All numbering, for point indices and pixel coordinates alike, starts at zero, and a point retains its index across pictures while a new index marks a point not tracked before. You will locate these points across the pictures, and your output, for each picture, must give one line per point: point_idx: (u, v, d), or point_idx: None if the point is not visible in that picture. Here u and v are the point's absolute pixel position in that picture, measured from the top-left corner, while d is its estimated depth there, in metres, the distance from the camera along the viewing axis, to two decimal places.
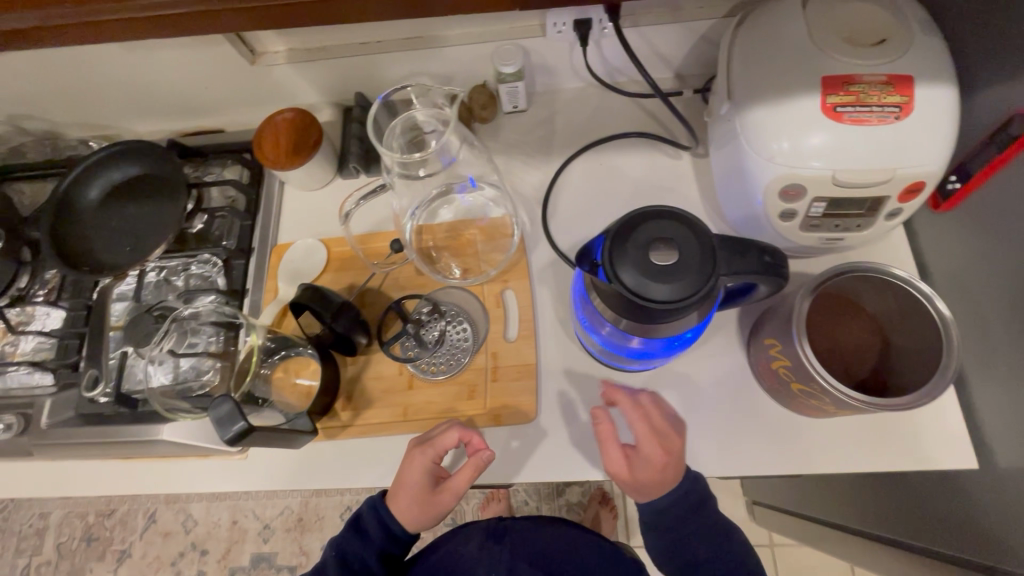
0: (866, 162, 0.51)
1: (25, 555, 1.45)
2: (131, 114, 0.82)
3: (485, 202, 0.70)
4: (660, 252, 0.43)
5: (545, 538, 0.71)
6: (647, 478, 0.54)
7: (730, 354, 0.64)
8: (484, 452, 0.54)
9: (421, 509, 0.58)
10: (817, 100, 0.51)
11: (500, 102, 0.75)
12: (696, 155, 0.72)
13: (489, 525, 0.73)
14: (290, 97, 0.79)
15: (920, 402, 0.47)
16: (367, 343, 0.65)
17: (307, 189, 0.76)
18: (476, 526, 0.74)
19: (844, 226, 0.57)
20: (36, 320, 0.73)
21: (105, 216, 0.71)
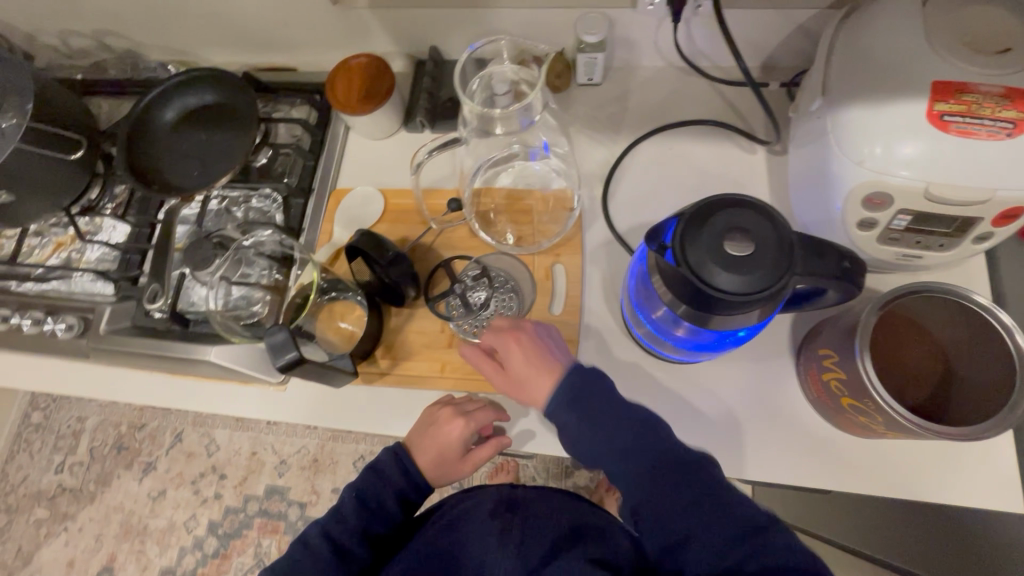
0: (967, 178, 0.48)
1: (60, 452, 1.55)
2: (210, 43, 0.83)
3: (550, 172, 0.69)
4: (735, 241, 0.42)
5: (558, 512, 0.68)
6: (517, 369, 0.55)
7: (777, 359, 0.63)
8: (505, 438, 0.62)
9: (449, 467, 0.63)
10: (924, 106, 0.48)
11: (576, 73, 0.73)
12: (772, 152, 0.69)
13: (501, 493, 0.71)
14: (365, 43, 0.79)
15: (982, 435, 0.45)
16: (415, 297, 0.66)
17: (370, 138, 0.76)
18: (486, 491, 0.73)
19: (925, 243, 0.54)
20: (103, 232, 0.76)
21: (176, 139, 0.73)
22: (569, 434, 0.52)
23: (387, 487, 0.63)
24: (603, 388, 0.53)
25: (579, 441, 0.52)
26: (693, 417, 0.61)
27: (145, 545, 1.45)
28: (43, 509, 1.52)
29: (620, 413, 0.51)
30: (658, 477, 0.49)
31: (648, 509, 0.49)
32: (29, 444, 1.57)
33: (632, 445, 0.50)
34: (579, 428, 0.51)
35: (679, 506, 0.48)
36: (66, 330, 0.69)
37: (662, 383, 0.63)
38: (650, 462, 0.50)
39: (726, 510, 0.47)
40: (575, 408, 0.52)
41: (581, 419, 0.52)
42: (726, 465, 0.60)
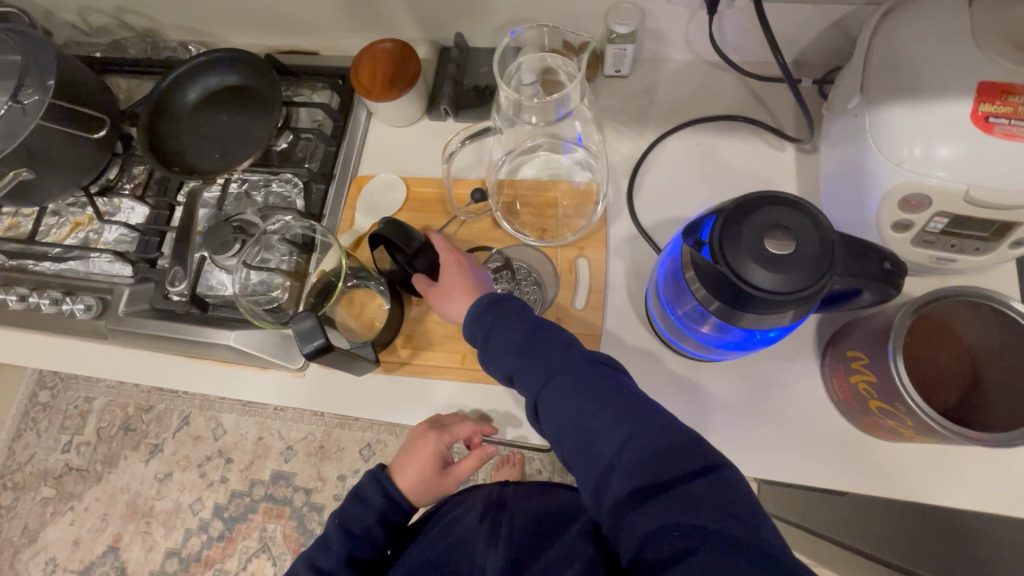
0: (1010, 181, 0.47)
1: (67, 432, 1.55)
2: (232, 24, 0.82)
3: (575, 165, 0.69)
4: (776, 239, 0.41)
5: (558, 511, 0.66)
6: (448, 286, 0.60)
7: (801, 360, 0.62)
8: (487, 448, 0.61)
9: (432, 481, 0.64)
10: (968, 107, 0.47)
11: (604, 64, 0.72)
12: (802, 150, 0.68)
13: (491, 493, 0.70)
14: (390, 28, 0.77)
15: (1016, 442, 0.45)
16: None
17: (392, 125, 0.75)
18: (479, 493, 0.73)
19: (960, 247, 0.54)
20: (121, 213, 0.76)
21: (197, 120, 0.72)
22: (497, 362, 0.53)
23: (370, 513, 0.63)
24: (530, 324, 0.53)
25: (507, 372, 0.53)
26: (715, 417, 0.61)
27: (150, 526, 1.46)
28: (50, 487, 1.52)
29: (543, 342, 0.52)
30: (576, 400, 0.48)
31: (567, 434, 0.48)
32: (36, 422, 1.57)
33: (552, 370, 0.50)
34: (505, 354, 0.52)
35: (595, 427, 0.46)
36: (84, 310, 0.69)
37: (684, 381, 0.62)
38: (572, 387, 0.48)
39: (641, 432, 0.45)
40: (497, 332, 0.53)
41: (504, 346, 0.53)
42: (749, 465, 0.59)
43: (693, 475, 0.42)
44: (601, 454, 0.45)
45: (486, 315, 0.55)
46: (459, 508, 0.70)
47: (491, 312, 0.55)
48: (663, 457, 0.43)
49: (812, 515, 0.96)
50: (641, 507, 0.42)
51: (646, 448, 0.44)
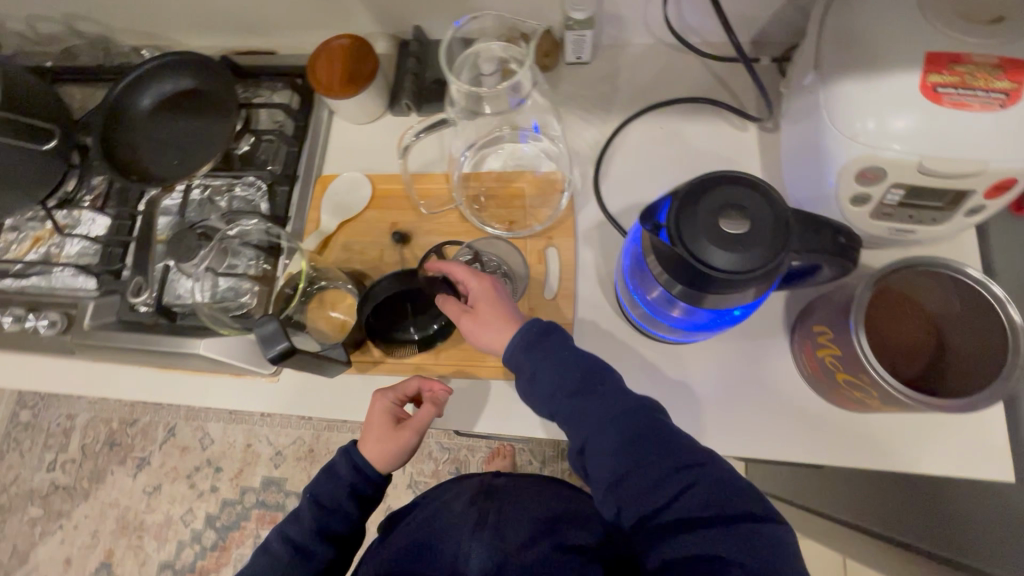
0: (960, 150, 0.47)
1: (51, 450, 1.53)
2: (185, 26, 0.80)
3: (540, 154, 0.69)
4: (731, 218, 0.41)
5: (544, 501, 0.66)
6: (487, 325, 0.56)
7: (771, 337, 0.63)
8: (440, 390, 0.59)
9: (384, 442, 0.60)
10: (918, 78, 0.48)
11: (564, 52, 0.72)
12: (764, 129, 0.68)
13: (482, 483, 0.71)
14: (347, 24, 0.76)
15: (975, 406, 0.45)
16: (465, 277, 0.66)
17: (355, 122, 0.74)
18: (469, 482, 0.73)
19: (918, 217, 0.54)
20: (82, 225, 0.74)
21: (153, 127, 0.71)
22: (544, 399, 0.52)
23: (338, 485, 0.60)
24: (582, 362, 0.51)
25: (553, 409, 0.51)
26: (688, 397, 0.62)
27: (142, 540, 1.45)
28: (37, 507, 1.50)
29: (599, 384, 0.51)
30: (630, 444, 0.47)
31: (615, 473, 0.47)
32: (18, 443, 1.55)
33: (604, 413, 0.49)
34: (554, 392, 0.51)
35: (647, 469, 0.46)
36: (48, 326, 0.67)
37: (657, 364, 0.63)
38: (629, 432, 0.48)
39: (698, 477, 0.45)
40: (544, 369, 0.51)
41: (552, 384, 0.51)
42: (724, 444, 0.60)
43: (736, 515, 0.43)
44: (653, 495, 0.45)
45: (535, 350, 0.52)
46: (447, 497, 0.70)
47: (540, 348, 0.52)
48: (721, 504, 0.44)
49: (796, 487, 0.98)
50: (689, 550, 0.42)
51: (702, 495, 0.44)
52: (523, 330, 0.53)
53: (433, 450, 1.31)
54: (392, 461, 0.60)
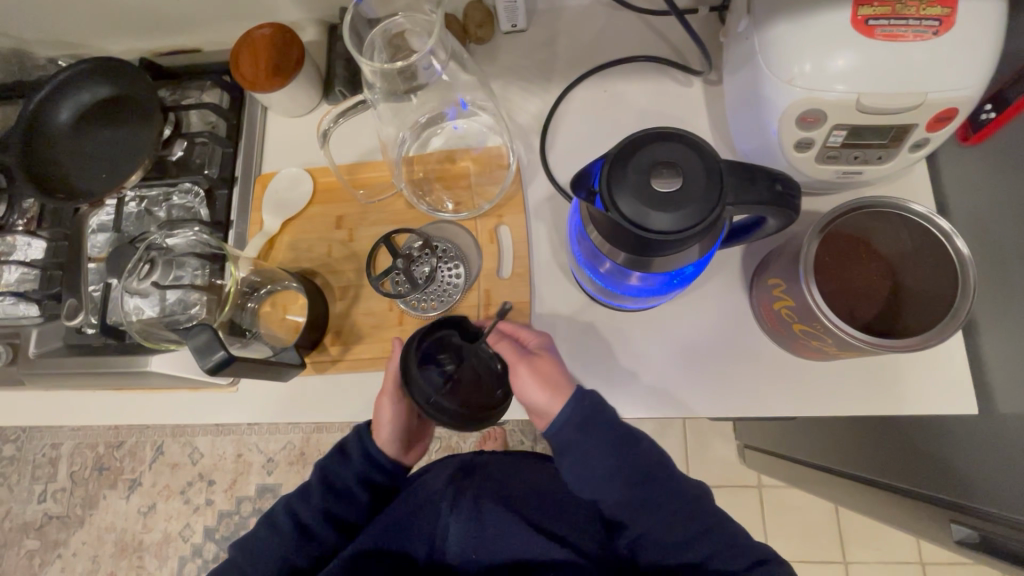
0: (895, 84, 0.46)
1: (40, 482, 1.51)
2: (101, 30, 0.76)
3: (480, 130, 0.66)
4: (664, 176, 0.40)
5: (524, 480, 0.66)
6: (535, 383, 0.52)
7: (731, 294, 0.62)
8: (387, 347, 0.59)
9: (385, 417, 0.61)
10: (847, 13, 0.47)
11: (498, 20, 0.69)
12: (708, 82, 0.66)
13: (464, 459, 0.70)
14: (271, 12, 0.72)
15: (927, 343, 0.45)
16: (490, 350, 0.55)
17: (291, 115, 0.71)
18: (452, 458, 0.71)
19: (863, 157, 0.53)
20: (18, 251, 0.71)
21: (76, 140, 0.68)
22: (594, 487, 0.53)
23: (350, 471, 0.61)
24: (631, 439, 0.53)
25: (606, 494, 0.53)
26: (650, 362, 0.61)
27: (144, 560, 1.44)
28: (33, 539, 1.49)
29: (656, 475, 0.54)
30: (675, 521, 0.53)
31: (666, 549, 0.53)
32: (5, 477, 1.52)
33: (660, 500, 0.53)
34: (611, 482, 0.52)
35: (698, 543, 0.53)
36: None
37: (618, 333, 0.62)
38: (662, 496, 0.53)
39: (739, 547, 0.53)
40: (597, 454, 0.52)
41: (604, 474, 0.52)
42: (691, 405, 0.60)
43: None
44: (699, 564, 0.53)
45: (578, 433, 0.51)
46: (428, 472, 0.68)
47: (593, 430, 0.52)
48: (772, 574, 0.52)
49: (778, 438, 0.99)
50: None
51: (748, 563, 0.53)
52: (580, 400, 0.52)
53: None
54: (392, 441, 0.61)
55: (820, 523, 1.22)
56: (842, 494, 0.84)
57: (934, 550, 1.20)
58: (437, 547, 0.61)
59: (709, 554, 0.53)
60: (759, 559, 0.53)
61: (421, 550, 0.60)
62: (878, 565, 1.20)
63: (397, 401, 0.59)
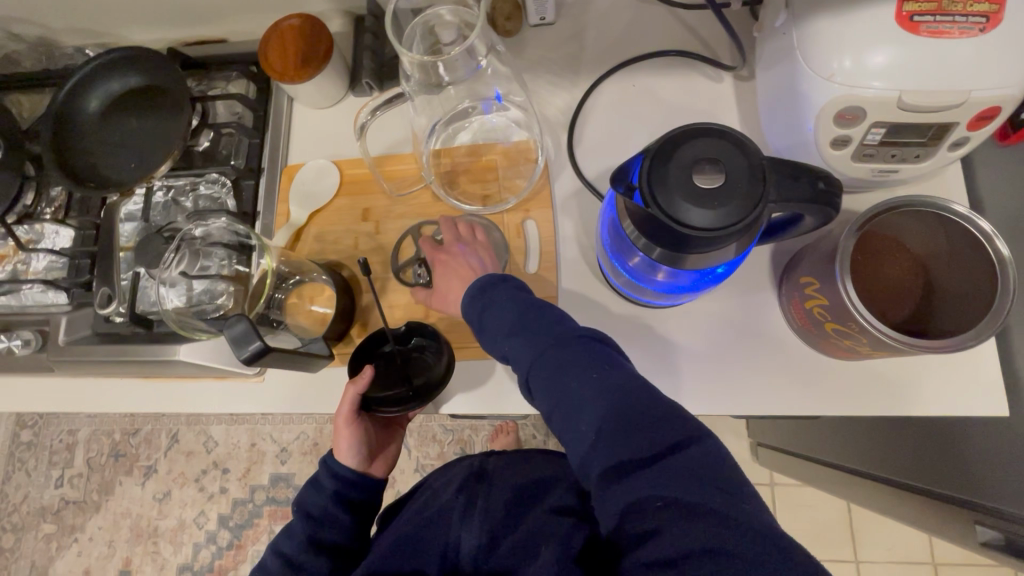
0: (938, 82, 0.46)
1: (57, 467, 1.53)
2: (129, 20, 0.76)
3: (510, 124, 0.66)
4: (705, 173, 0.40)
5: (531, 474, 0.65)
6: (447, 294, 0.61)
7: (758, 293, 0.62)
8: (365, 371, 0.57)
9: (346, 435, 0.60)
10: (892, 9, 0.46)
11: (527, 13, 0.68)
12: (739, 78, 0.66)
13: (473, 463, 0.69)
14: (298, 3, 0.72)
15: (966, 344, 0.45)
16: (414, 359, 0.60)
17: (316, 107, 0.71)
18: (462, 465, 0.72)
19: (901, 156, 0.52)
20: (47, 239, 0.71)
21: (105, 129, 0.68)
22: (493, 340, 0.51)
23: (325, 491, 0.62)
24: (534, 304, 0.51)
25: (502, 346, 0.50)
26: (676, 361, 0.61)
27: (158, 546, 1.46)
28: (50, 523, 1.51)
29: (543, 319, 0.49)
30: (590, 401, 0.44)
31: (545, 405, 0.46)
32: (23, 462, 1.55)
33: (540, 343, 0.48)
34: (500, 330, 0.50)
35: (583, 401, 0.44)
36: (23, 345, 0.67)
37: (645, 330, 0.62)
38: (570, 363, 0.46)
39: (658, 426, 0.41)
40: (498, 306, 0.51)
41: (497, 322, 0.51)
42: (720, 405, 0.59)
43: (651, 426, 0.41)
44: (571, 422, 0.44)
45: (483, 295, 0.53)
46: (441, 483, 0.69)
47: (494, 289, 0.53)
48: (639, 426, 0.42)
49: (794, 437, 0.99)
50: (612, 482, 0.41)
51: (616, 413, 0.43)
52: (484, 277, 0.55)
53: (437, 433, 1.31)
54: (358, 457, 0.62)
55: (833, 523, 1.22)
56: (860, 494, 0.84)
57: (946, 550, 1.20)
58: (449, 558, 0.58)
59: (578, 406, 0.44)
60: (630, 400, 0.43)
61: (433, 564, 0.58)
62: (890, 565, 1.20)
63: (354, 419, 0.60)
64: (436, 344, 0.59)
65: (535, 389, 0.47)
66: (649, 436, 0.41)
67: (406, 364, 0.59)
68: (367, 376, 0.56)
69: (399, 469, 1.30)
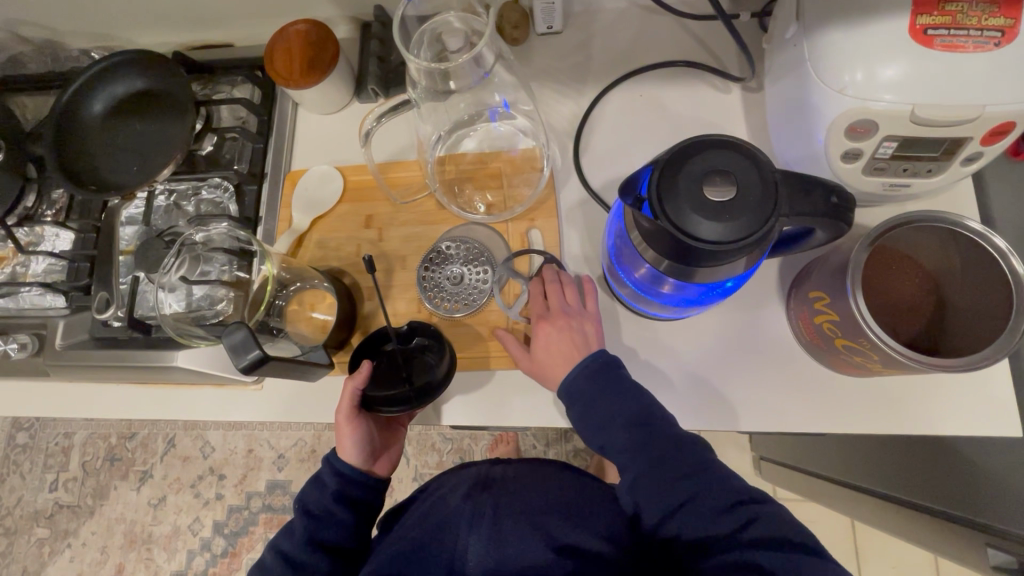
0: (953, 96, 0.45)
1: (52, 471, 1.51)
2: (135, 24, 0.75)
3: (516, 131, 0.66)
4: (716, 185, 0.39)
5: (540, 490, 0.64)
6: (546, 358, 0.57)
7: (765, 306, 0.61)
8: (364, 366, 0.56)
9: (345, 437, 0.59)
10: (905, 21, 0.45)
11: (534, 22, 0.68)
12: (747, 89, 0.65)
13: (479, 473, 0.68)
14: (304, 9, 0.72)
15: (981, 364, 0.43)
16: (417, 357, 0.59)
17: (321, 113, 0.71)
18: (467, 471, 0.70)
19: (912, 170, 0.52)
20: (46, 241, 0.71)
21: (107, 132, 0.68)
22: (592, 424, 0.52)
23: (322, 482, 0.60)
24: (613, 369, 0.53)
25: (608, 438, 0.52)
26: (681, 374, 0.60)
27: (152, 553, 1.44)
28: (43, 528, 1.49)
29: (650, 414, 0.52)
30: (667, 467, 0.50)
31: (655, 498, 0.49)
32: (18, 465, 1.53)
33: (654, 440, 0.50)
34: (610, 423, 0.52)
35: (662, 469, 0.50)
36: (19, 350, 0.65)
37: (650, 342, 0.61)
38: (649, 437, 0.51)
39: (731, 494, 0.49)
40: (599, 393, 0.53)
41: (606, 414, 0.52)
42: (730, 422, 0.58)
43: (769, 527, 0.46)
44: (682, 514, 0.48)
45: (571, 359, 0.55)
46: (444, 490, 0.67)
47: (600, 380, 0.53)
48: (760, 529, 0.46)
49: (798, 452, 0.97)
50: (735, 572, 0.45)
51: (737, 514, 0.47)
52: (591, 358, 0.54)
53: (436, 442, 1.30)
54: (357, 455, 0.59)
55: (835, 540, 1.20)
56: (865, 513, 0.82)
57: (953, 571, 1.17)
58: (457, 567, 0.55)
59: (689, 503, 0.49)
60: (744, 502, 0.48)
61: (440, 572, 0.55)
62: None
63: (355, 416, 0.58)
64: (437, 343, 0.58)
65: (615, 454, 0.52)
66: (770, 537, 0.45)
67: (406, 365, 0.58)
68: (368, 368, 0.56)
69: (397, 478, 1.28)
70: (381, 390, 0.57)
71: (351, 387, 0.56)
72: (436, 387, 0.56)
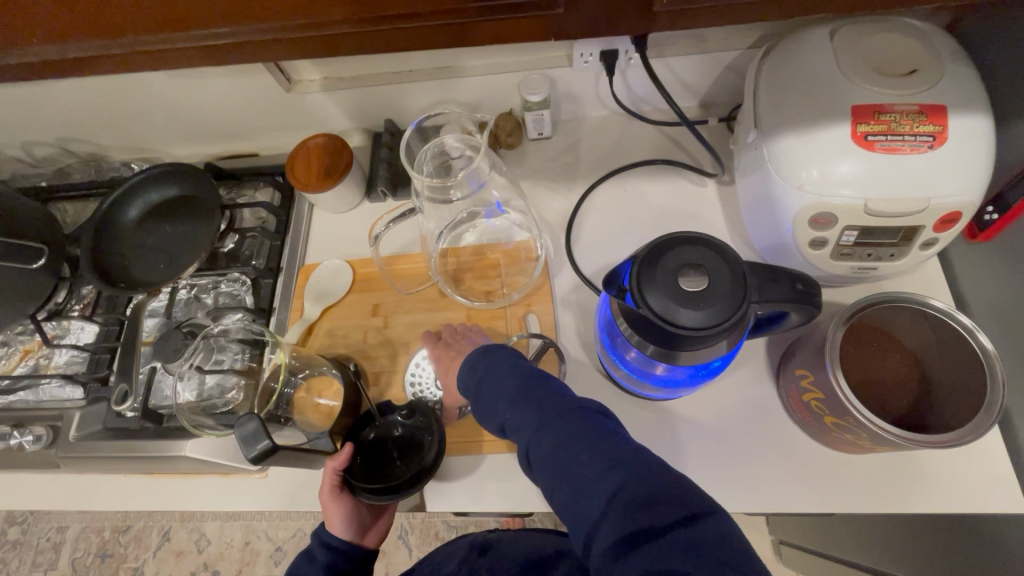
0: (900, 191, 0.50)
1: (40, 569, 1.45)
2: (173, 138, 0.85)
3: (511, 226, 0.71)
4: (689, 278, 0.43)
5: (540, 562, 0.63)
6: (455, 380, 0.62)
7: (757, 383, 0.63)
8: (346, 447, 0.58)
9: (329, 511, 0.59)
10: (848, 129, 0.51)
11: (526, 129, 0.76)
12: (721, 182, 0.72)
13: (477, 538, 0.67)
14: (324, 124, 0.81)
15: (965, 439, 0.45)
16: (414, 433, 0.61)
17: (336, 212, 0.78)
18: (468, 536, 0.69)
19: (876, 255, 0.56)
20: (71, 334, 0.75)
21: (139, 234, 0.74)
22: (513, 428, 0.50)
23: (317, 553, 0.59)
24: (534, 374, 0.52)
25: (521, 437, 0.49)
26: (679, 455, 0.60)
27: None
28: None
29: (534, 388, 0.50)
30: (578, 458, 0.44)
31: (545, 474, 0.46)
32: (6, 563, 1.47)
33: (534, 410, 0.48)
34: (500, 404, 0.51)
35: (578, 463, 0.44)
36: (33, 442, 0.67)
37: (646, 421, 0.62)
38: (564, 432, 0.46)
39: (649, 484, 0.40)
40: (510, 391, 0.51)
41: (496, 394, 0.52)
42: (732, 502, 0.58)
43: (640, 491, 0.40)
44: (561, 486, 0.44)
45: (484, 365, 0.55)
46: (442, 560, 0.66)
47: (484, 361, 0.55)
48: (633, 493, 0.40)
49: (814, 534, 0.94)
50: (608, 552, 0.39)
51: (611, 481, 0.42)
52: (475, 352, 0.57)
53: (440, 530, 1.25)
54: (343, 530, 0.59)
55: None
56: None
57: None
58: None
59: (567, 476, 0.44)
60: (620, 466, 0.42)
61: None
62: None
63: (339, 491, 0.59)
64: (429, 425, 0.60)
65: (536, 462, 0.47)
66: (638, 504, 0.39)
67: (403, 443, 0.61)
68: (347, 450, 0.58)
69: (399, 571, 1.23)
70: (374, 472, 0.59)
71: (332, 466, 0.58)
72: (426, 473, 0.58)
